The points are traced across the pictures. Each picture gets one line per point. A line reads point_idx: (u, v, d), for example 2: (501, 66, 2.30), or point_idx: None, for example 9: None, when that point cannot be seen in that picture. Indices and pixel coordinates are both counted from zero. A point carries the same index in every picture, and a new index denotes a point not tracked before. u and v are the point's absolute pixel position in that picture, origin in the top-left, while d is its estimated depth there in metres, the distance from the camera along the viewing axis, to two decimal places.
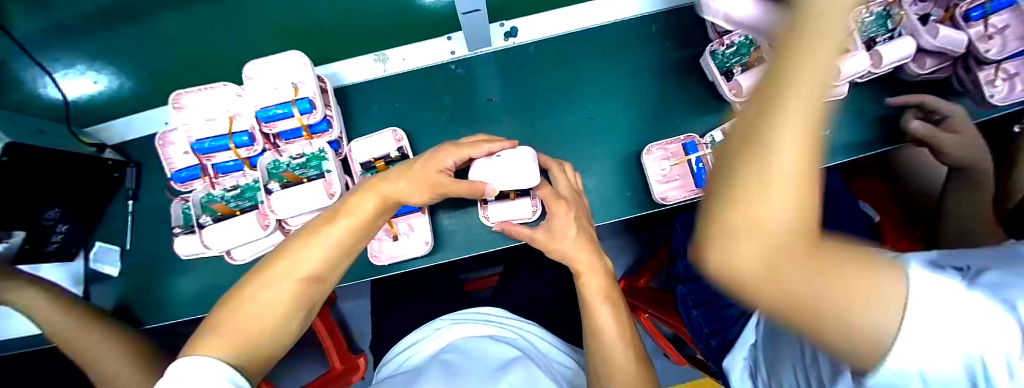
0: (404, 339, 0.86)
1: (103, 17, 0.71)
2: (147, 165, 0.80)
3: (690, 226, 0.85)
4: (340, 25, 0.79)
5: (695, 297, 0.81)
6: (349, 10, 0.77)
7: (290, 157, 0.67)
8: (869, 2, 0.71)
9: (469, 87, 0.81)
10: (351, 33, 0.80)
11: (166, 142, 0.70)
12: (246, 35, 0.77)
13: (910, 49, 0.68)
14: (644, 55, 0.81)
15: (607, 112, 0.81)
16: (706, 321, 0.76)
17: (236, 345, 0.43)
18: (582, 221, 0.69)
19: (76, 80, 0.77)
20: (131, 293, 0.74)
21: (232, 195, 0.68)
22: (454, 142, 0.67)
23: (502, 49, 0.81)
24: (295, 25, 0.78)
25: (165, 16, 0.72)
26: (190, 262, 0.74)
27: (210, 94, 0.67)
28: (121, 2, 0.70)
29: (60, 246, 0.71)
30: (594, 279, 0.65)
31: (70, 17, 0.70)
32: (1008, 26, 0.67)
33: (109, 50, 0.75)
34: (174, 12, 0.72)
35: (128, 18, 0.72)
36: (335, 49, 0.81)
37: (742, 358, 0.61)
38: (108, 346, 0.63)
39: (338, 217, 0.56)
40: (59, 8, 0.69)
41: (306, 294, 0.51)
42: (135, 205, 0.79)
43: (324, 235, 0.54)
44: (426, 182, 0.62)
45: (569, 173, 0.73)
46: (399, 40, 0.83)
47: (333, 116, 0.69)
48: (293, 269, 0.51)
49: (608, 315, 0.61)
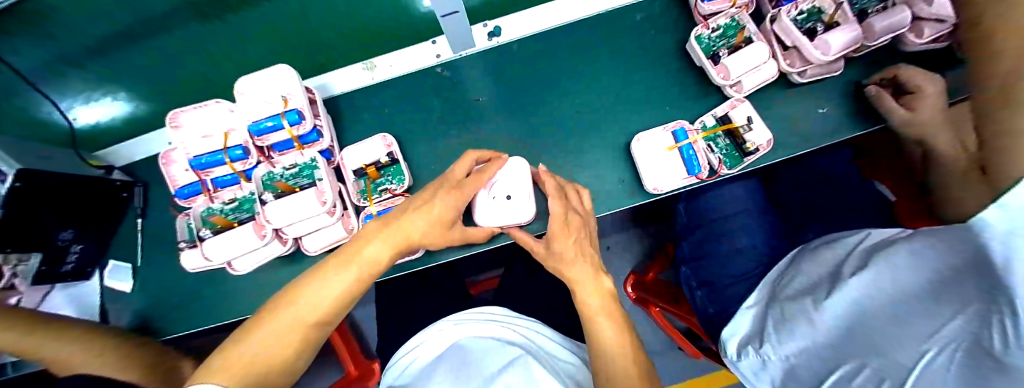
0: (406, 343, 0.87)
1: (117, 44, 0.68)
2: (153, 184, 0.84)
3: (696, 213, 0.83)
4: (333, 30, 0.75)
5: (698, 277, 0.81)
6: (343, 15, 0.72)
7: (284, 167, 0.68)
8: None
9: (458, 89, 0.82)
10: (346, 41, 0.78)
11: (169, 160, 0.72)
12: (245, 36, 0.72)
13: (906, 16, 0.66)
14: (634, 43, 0.81)
15: (594, 104, 0.80)
16: (710, 302, 0.78)
17: (265, 349, 0.48)
18: (583, 247, 0.67)
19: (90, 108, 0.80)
20: (144, 306, 0.78)
21: (231, 208, 0.71)
22: (449, 176, 0.64)
23: (487, 49, 0.82)
24: (288, 33, 0.74)
25: (172, 33, 0.68)
26: (196, 276, 0.77)
27: (205, 112, 0.70)
28: (126, 28, 0.65)
29: (76, 265, 0.74)
30: (597, 300, 0.64)
31: (73, 44, 0.66)
32: None
33: (132, 70, 0.74)
34: (175, 32, 0.68)
35: (144, 43, 0.69)
36: (329, 59, 0.82)
37: (749, 319, 0.65)
38: (83, 353, 0.60)
39: (351, 262, 0.55)
40: (60, 36, 0.64)
41: (320, 327, 0.53)
42: (144, 222, 0.82)
43: (344, 270, 0.54)
44: (441, 221, 0.61)
45: (584, 199, 0.71)
46: (403, 43, 0.82)
47: (323, 126, 0.70)
48: (308, 305, 0.52)
49: (611, 331, 0.60)
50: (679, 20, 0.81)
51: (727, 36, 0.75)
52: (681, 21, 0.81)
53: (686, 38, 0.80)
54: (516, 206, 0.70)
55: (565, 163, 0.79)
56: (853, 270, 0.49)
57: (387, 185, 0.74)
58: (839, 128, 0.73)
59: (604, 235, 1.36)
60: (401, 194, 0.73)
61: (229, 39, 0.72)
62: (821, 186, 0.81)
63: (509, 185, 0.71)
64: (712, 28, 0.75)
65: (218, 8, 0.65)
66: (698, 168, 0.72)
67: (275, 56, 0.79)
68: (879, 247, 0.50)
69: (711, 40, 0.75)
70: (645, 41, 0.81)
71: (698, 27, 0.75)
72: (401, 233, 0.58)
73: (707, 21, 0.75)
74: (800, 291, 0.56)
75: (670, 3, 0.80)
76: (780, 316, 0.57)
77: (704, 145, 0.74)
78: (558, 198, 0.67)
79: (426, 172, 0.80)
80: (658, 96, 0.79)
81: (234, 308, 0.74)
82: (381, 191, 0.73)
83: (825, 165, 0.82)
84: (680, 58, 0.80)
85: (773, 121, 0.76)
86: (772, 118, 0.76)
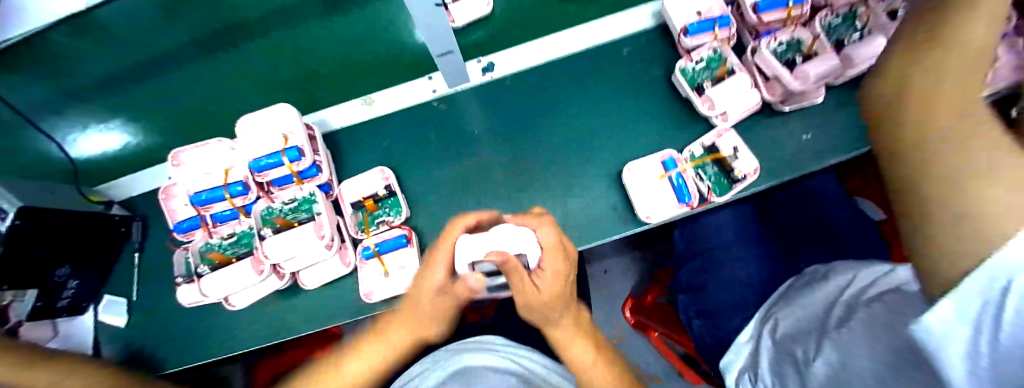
0: (403, 375, 0.86)
1: (133, 73, 0.63)
2: (151, 218, 0.85)
3: (692, 239, 0.87)
4: (348, 52, 0.70)
5: (697, 307, 0.80)
6: (359, 41, 0.68)
7: (282, 202, 0.69)
8: (834, 5, 0.73)
9: (453, 123, 0.85)
10: (360, 60, 0.73)
11: (168, 195, 0.73)
12: (258, 57, 0.66)
13: (880, 43, 0.69)
14: (623, 77, 0.84)
15: (585, 134, 0.83)
16: (709, 332, 0.76)
17: None
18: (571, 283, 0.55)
19: (82, 146, 0.78)
20: (140, 341, 0.77)
21: (230, 242, 0.70)
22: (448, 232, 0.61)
23: (480, 83, 0.85)
24: (300, 54, 0.68)
25: (181, 64, 0.64)
26: (193, 312, 0.77)
27: (206, 150, 0.71)
28: (130, 66, 0.62)
29: (71, 301, 0.73)
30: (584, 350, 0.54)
31: (81, 84, 0.64)
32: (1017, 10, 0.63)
33: (149, 95, 0.70)
34: (184, 65, 0.64)
35: (160, 69, 0.64)
36: (344, 86, 0.79)
37: (742, 353, 0.65)
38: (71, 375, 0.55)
39: (356, 359, 0.52)
40: (67, 78, 0.62)
41: None
42: (140, 257, 0.83)
43: (348, 365, 0.52)
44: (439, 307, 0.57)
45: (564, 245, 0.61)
46: (411, 70, 0.79)
47: (322, 161, 0.72)
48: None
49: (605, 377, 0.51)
50: (665, 53, 0.84)
51: (710, 69, 0.77)
52: (666, 54, 0.84)
53: (671, 70, 0.83)
54: (514, 236, 0.57)
55: (558, 192, 0.80)
56: (842, 317, 0.49)
57: (384, 216, 0.75)
58: (821, 154, 0.76)
59: (600, 260, 1.36)
60: (398, 226, 0.74)
61: (245, 63, 0.67)
62: (810, 211, 0.84)
63: (492, 233, 0.58)
64: (696, 60, 0.77)
65: (229, 35, 0.59)
66: (689, 197, 0.73)
67: (300, 72, 0.74)
68: (867, 294, 0.49)
69: (696, 72, 0.77)
70: (633, 72, 0.84)
71: (682, 59, 0.78)
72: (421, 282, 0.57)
73: (690, 54, 0.78)
74: (795, 333, 0.55)
75: (654, 38, 0.85)
76: (773, 356, 0.56)
77: (693, 173, 0.75)
78: (548, 222, 0.57)
79: (421, 202, 0.82)
80: (646, 126, 0.82)
81: (230, 342, 0.74)
82: (378, 223, 0.74)
83: (813, 187, 0.85)
84: (666, 90, 0.83)
85: (760, 149, 0.78)
86: (757, 146, 0.79)
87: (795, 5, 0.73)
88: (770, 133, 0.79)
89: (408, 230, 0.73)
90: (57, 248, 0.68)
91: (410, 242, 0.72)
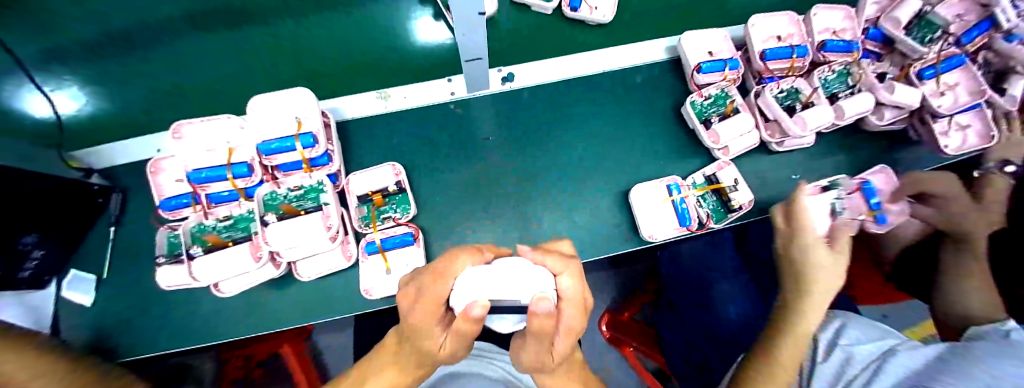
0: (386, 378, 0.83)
1: (146, 34, 0.75)
2: (133, 191, 0.79)
3: (676, 264, 0.87)
4: (352, 49, 0.82)
5: (682, 334, 0.80)
6: (363, 39, 0.82)
7: (289, 189, 0.67)
8: (832, 62, 0.80)
9: (467, 126, 0.85)
10: (362, 60, 0.83)
11: (157, 168, 0.69)
12: (264, 42, 0.79)
13: (872, 101, 0.76)
14: (635, 101, 0.88)
15: (595, 151, 0.86)
16: (685, 358, 0.78)
17: None
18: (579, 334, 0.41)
19: (33, 102, 0.75)
20: (107, 320, 0.72)
21: (225, 225, 0.68)
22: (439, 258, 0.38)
23: (499, 92, 0.86)
24: (303, 44, 0.81)
25: (195, 37, 0.77)
26: (174, 296, 0.72)
27: (211, 125, 0.68)
28: (143, 25, 0.74)
29: (34, 273, 0.66)
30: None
31: (93, 36, 0.74)
32: (958, 84, 0.79)
33: (150, 65, 0.78)
34: (199, 34, 0.77)
35: (170, 37, 0.76)
36: (346, 83, 0.83)
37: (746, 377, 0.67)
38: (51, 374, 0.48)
39: None
40: (115, 56, 0.76)
41: None
42: (117, 231, 0.77)
43: None
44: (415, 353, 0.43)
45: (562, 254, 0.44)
46: (416, 77, 0.85)
47: (333, 150, 0.71)
48: None
49: None
50: (676, 84, 0.89)
51: (717, 105, 0.82)
52: (677, 85, 0.89)
53: (681, 101, 0.88)
54: (536, 275, 0.37)
55: (565, 204, 0.82)
56: (858, 382, 0.51)
57: (389, 213, 0.73)
58: None
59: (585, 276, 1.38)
60: (405, 223, 0.73)
61: (259, 53, 0.80)
62: None
63: (493, 273, 0.37)
64: (704, 96, 0.83)
65: (238, 16, 0.77)
66: (690, 221, 0.77)
67: (300, 73, 0.83)
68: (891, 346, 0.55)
69: (704, 107, 0.82)
70: (645, 98, 0.88)
71: (693, 94, 0.83)
72: (419, 342, 0.39)
73: (700, 90, 0.83)
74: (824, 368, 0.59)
75: (666, 69, 0.90)
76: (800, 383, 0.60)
77: (694, 200, 0.79)
78: (574, 271, 0.38)
79: (430, 201, 0.81)
80: (653, 150, 0.86)
81: (219, 331, 0.71)
82: (383, 219, 0.73)
83: None
84: (675, 119, 0.87)
85: (755, 184, 0.84)
86: (752, 181, 0.84)
87: (798, 58, 0.80)
88: (765, 171, 0.85)
89: (414, 227, 0.72)
90: (33, 213, 0.63)
91: (415, 240, 0.71)
